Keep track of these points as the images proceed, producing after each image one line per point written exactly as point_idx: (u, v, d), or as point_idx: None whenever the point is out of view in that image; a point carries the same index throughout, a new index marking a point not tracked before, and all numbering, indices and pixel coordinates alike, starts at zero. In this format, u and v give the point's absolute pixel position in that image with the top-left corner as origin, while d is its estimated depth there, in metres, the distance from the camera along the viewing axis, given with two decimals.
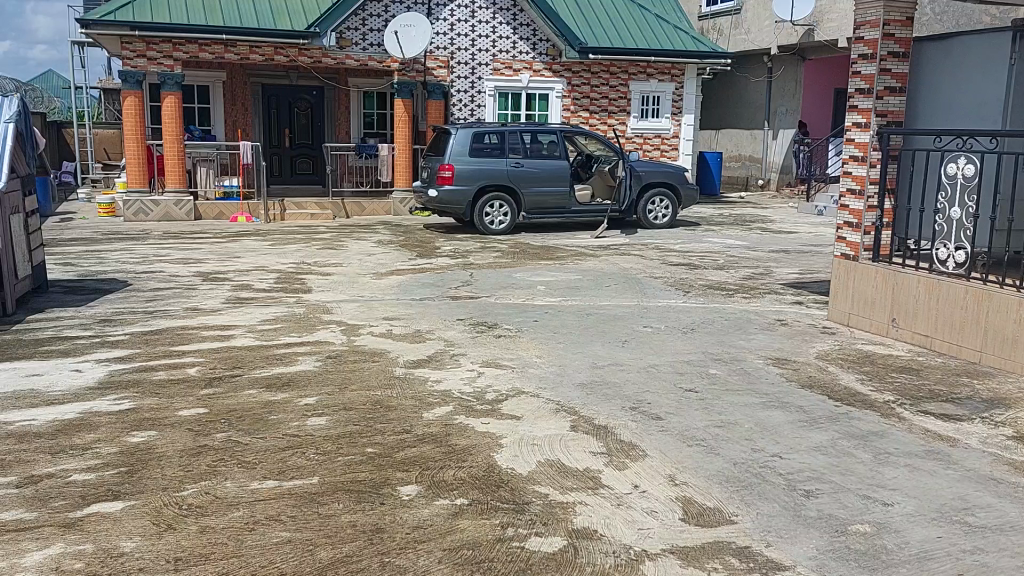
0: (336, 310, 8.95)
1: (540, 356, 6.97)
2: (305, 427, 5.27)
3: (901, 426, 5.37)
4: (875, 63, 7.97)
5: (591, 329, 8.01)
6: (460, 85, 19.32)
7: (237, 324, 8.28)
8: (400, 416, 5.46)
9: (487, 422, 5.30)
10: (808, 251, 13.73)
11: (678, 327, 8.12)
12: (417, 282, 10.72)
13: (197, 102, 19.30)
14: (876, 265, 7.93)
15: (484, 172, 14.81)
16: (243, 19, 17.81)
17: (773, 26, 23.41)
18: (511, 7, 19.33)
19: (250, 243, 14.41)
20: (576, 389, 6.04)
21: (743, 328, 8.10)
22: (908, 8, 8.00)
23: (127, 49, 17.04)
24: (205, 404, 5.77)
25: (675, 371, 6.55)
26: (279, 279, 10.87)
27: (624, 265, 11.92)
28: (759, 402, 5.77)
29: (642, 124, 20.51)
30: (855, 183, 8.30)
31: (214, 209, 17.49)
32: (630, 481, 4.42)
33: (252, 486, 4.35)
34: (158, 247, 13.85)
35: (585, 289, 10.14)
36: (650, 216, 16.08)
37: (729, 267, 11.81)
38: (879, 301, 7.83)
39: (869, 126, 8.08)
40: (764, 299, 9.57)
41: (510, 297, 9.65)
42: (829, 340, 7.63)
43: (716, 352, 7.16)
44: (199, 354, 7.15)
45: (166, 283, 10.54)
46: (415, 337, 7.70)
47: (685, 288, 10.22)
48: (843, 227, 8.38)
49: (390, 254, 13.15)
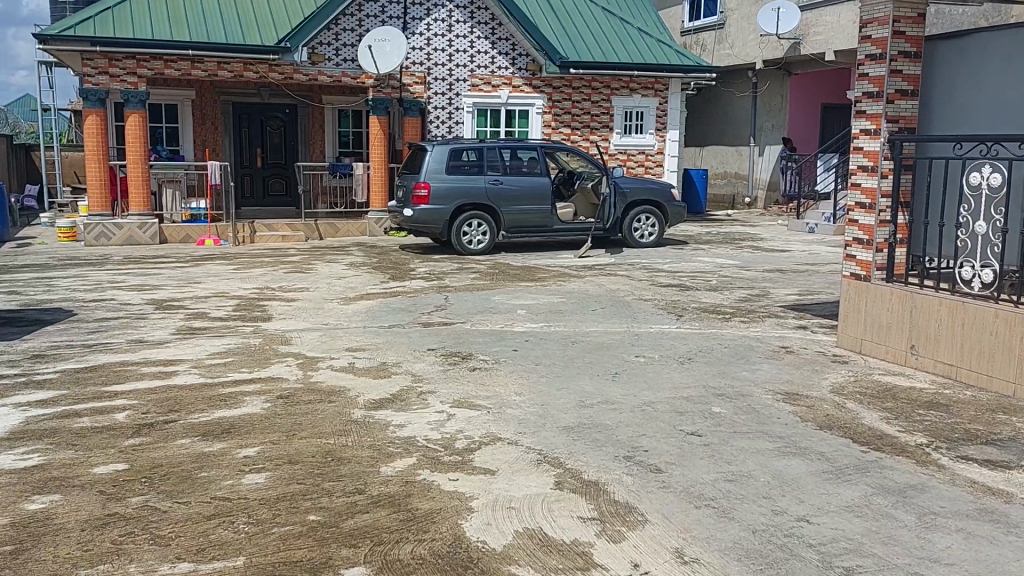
0: (296, 341, 8.11)
1: (520, 394, 6.17)
2: (240, 487, 4.45)
3: (944, 477, 4.61)
4: (885, 64, 7.31)
5: (578, 360, 7.24)
6: (437, 101, 18.53)
7: (183, 358, 7.43)
8: (352, 472, 4.62)
9: (457, 479, 4.48)
10: (805, 270, 13.07)
11: (674, 356, 7.35)
12: (388, 307, 9.92)
13: (165, 123, 18.56)
14: (891, 286, 7.23)
15: (462, 190, 14.08)
16: (210, 33, 17.05)
17: (758, 39, 22.83)
18: (489, 22, 18.62)
19: (214, 267, 13.55)
20: (562, 434, 5.26)
21: (745, 357, 7.36)
22: (919, 4, 7.36)
23: (87, 66, 16.15)
24: (127, 459, 4.94)
25: (673, 411, 5.78)
26: (239, 306, 10.02)
27: (612, 287, 11.16)
28: (772, 448, 5.05)
29: (626, 140, 19.87)
30: (864, 196, 7.60)
31: (180, 232, 16.58)
32: (628, 558, 3.61)
33: (161, 571, 3.51)
34: (115, 272, 12.98)
35: (571, 313, 9.38)
36: (637, 235, 15.28)
37: (723, 288, 11.06)
38: (897, 326, 7.13)
39: (880, 133, 7.41)
40: (765, 324, 8.83)
41: (488, 324, 8.82)
42: (842, 372, 6.91)
43: (718, 387, 6.39)
44: (134, 395, 6.28)
45: (114, 312, 9.66)
46: (380, 371, 6.88)
47: (678, 312, 9.46)
48: (853, 244, 7.68)
49: (361, 277, 12.33)
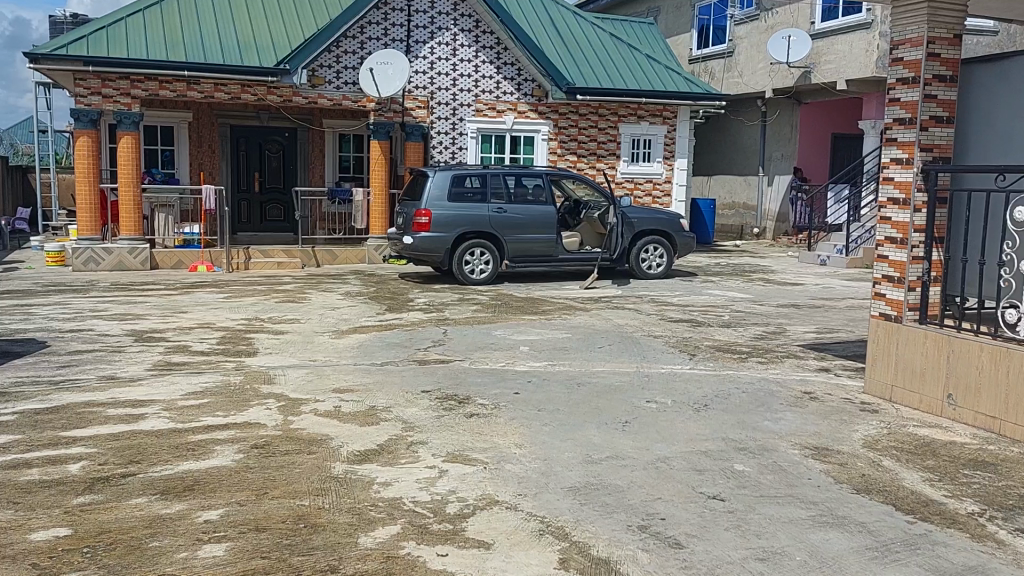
0: (280, 379, 7.52)
1: (520, 446, 5.55)
2: (194, 560, 3.86)
3: (1005, 557, 4.09)
4: (918, 89, 6.78)
5: (584, 405, 6.63)
6: (440, 126, 18.07)
7: (155, 399, 6.83)
8: (326, 543, 4.03)
9: (446, 555, 3.91)
10: (820, 305, 12.51)
11: (688, 402, 6.74)
12: (382, 341, 9.34)
13: (161, 144, 18.03)
14: (926, 328, 6.66)
15: (464, 218, 13.54)
16: (207, 54, 16.62)
17: (768, 68, 22.37)
18: (495, 46, 18.14)
19: (203, 295, 12.98)
20: (567, 497, 4.66)
21: (765, 403, 6.76)
22: (954, 25, 6.84)
23: (80, 86, 15.71)
24: (72, 522, 4.33)
25: (690, 469, 5.18)
26: (223, 339, 9.43)
27: (619, 321, 10.59)
28: (806, 517, 4.50)
29: (632, 168, 19.39)
30: (895, 231, 7.03)
31: (172, 257, 16.05)
32: None
33: None
34: (99, 300, 12.39)
35: (576, 350, 8.79)
36: (644, 266, 14.72)
37: (736, 325, 10.48)
38: (932, 373, 6.57)
39: (913, 162, 6.85)
40: (784, 365, 8.22)
41: (487, 362, 8.23)
42: (872, 422, 6.32)
43: (738, 440, 5.78)
44: (93, 442, 5.67)
45: (89, 345, 9.06)
46: (367, 415, 6.30)
47: (690, 350, 8.85)
48: (882, 281, 7.11)
49: (356, 307, 11.77)
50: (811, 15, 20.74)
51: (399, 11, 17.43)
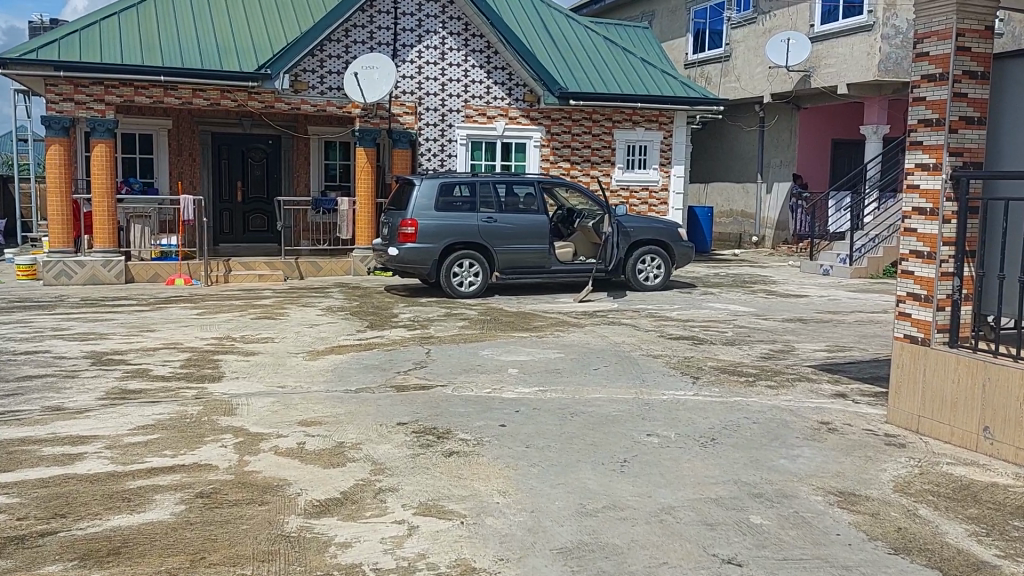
0: (242, 409, 6.80)
1: (504, 494, 4.84)
2: None
3: None
4: (948, 87, 6.11)
5: (577, 440, 5.92)
6: (428, 132, 17.36)
7: (100, 434, 6.12)
8: None
9: None
10: (828, 319, 11.84)
11: (693, 436, 6.04)
12: (359, 363, 8.62)
13: (139, 153, 17.35)
14: (956, 352, 5.99)
15: (452, 228, 12.86)
16: (185, 58, 15.91)
17: (767, 73, 21.71)
18: (485, 50, 17.50)
19: (175, 311, 12.26)
20: (557, 564, 3.95)
21: (780, 437, 6.06)
22: (985, 16, 6.19)
23: (51, 92, 14.93)
24: None
25: (700, 522, 4.48)
26: (188, 362, 8.73)
27: (615, 338, 9.91)
28: None
29: (628, 175, 18.72)
30: (921, 243, 6.34)
31: (149, 270, 15.34)
32: None
33: None
34: (64, 317, 11.66)
35: (568, 373, 8.09)
36: (641, 277, 14.03)
37: (741, 342, 9.80)
38: (964, 403, 5.89)
39: (941, 168, 6.19)
40: (796, 389, 7.52)
41: (471, 388, 7.50)
42: (901, 460, 5.62)
43: (753, 485, 5.08)
44: (17, 491, 4.96)
45: (41, 369, 8.33)
46: (333, 454, 5.59)
47: (693, 372, 8.16)
48: (906, 299, 6.44)
49: (336, 324, 11.06)
50: (811, 17, 20.09)
51: (385, 13, 16.75)
